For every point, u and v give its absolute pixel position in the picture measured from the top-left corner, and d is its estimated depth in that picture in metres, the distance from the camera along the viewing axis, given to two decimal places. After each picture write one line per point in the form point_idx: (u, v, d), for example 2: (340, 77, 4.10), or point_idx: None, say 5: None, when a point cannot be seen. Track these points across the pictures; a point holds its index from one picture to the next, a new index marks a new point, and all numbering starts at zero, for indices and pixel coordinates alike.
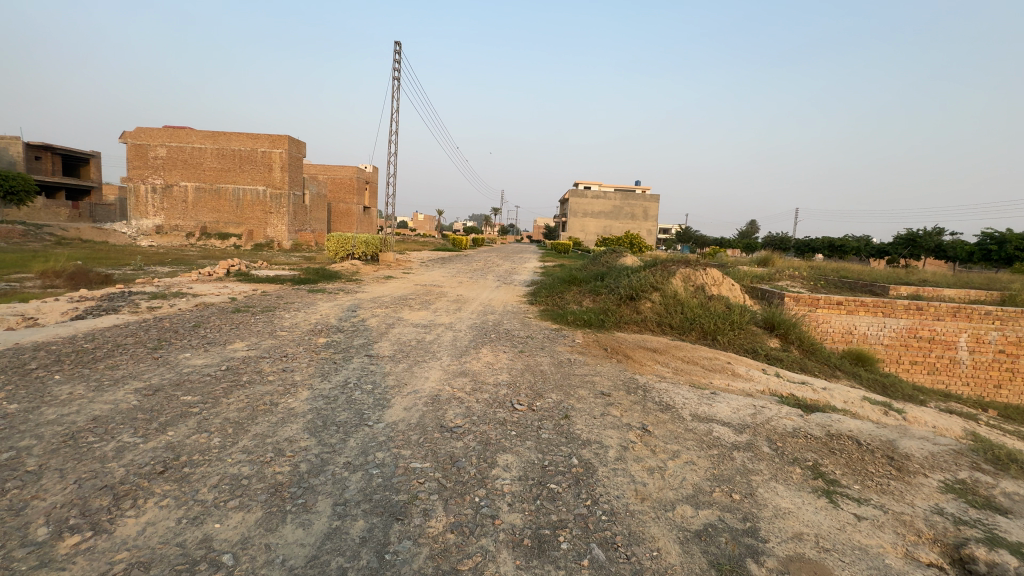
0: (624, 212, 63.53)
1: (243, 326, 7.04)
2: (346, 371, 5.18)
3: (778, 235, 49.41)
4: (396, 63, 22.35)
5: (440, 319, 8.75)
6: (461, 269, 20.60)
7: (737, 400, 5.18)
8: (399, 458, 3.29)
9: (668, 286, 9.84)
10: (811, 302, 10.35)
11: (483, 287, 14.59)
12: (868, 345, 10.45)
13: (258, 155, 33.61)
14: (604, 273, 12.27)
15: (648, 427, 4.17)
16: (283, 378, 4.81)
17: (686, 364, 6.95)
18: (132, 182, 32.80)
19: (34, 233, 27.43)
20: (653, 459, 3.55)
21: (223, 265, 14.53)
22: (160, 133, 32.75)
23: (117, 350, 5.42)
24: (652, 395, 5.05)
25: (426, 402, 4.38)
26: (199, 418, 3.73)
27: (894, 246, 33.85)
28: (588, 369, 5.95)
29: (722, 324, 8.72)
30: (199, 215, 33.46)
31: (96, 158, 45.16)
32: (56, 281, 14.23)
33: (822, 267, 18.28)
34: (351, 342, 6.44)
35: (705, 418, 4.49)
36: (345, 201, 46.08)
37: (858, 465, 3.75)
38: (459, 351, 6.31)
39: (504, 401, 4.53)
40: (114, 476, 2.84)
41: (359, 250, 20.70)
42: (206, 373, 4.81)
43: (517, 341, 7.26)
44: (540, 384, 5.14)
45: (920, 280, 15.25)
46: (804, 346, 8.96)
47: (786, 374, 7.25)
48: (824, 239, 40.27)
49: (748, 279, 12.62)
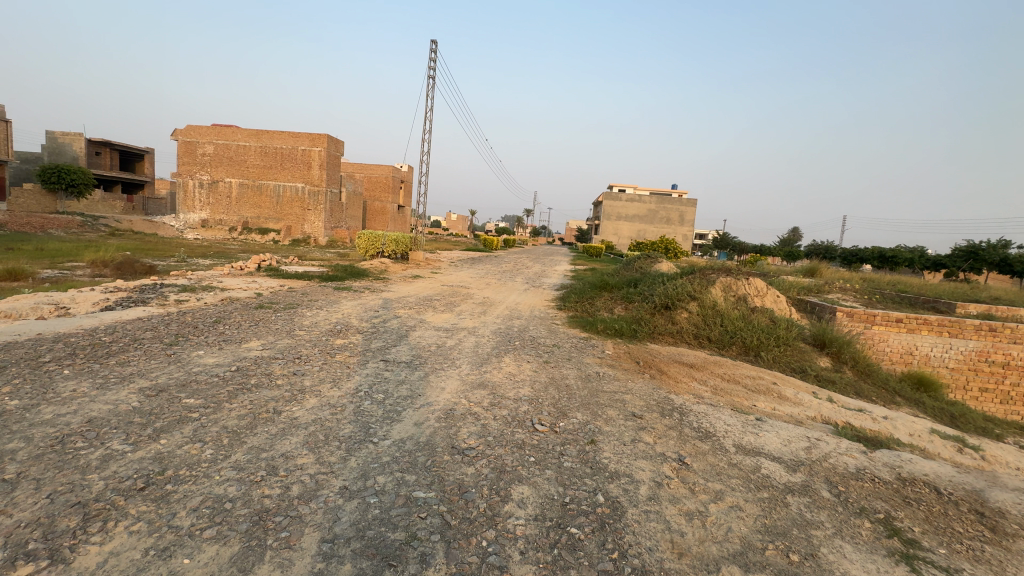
0: (659, 216, 62.04)
1: (262, 324, 6.90)
2: (359, 377, 4.88)
3: (824, 243, 46.98)
4: (433, 62, 22.30)
5: (463, 323, 8.41)
6: (491, 270, 20.31)
7: (788, 429, 4.59)
8: (401, 484, 2.93)
9: (707, 295, 9.22)
10: (866, 319, 9.49)
11: (511, 289, 14.21)
12: (930, 368, 9.51)
13: (298, 153, 34.40)
14: (637, 279, 11.66)
15: (686, 459, 3.68)
16: (292, 383, 4.55)
17: (726, 383, 6.37)
18: (181, 178, 34.19)
19: (91, 223, 28.92)
20: (692, 501, 3.07)
21: (255, 260, 14.69)
22: (207, 130, 34.03)
23: (133, 345, 5.32)
24: (688, 419, 4.54)
25: (439, 418, 4.02)
26: (196, 425, 3.49)
27: (952, 259, 31.55)
28: (618, 385, 5.46)
29: (766, 339, 8.04)
30: (241, 210, 34.51)
31: (150, 155, 47.38)
32: (100, 270, 14.76)
33: (876, 279, 16.98)
34: (368, 346, 6.16)
35: (751, 450, 3.96)
36: (380, 200, 46.76)
37: (942, 522, 3.16)
38: (480, 360, 5.93)
39: (524, 420, 4.12)
40: (91, 491, 2.60)
41: (389, 249, 20.68)
42: (215, 373, 4.62)
43: (542, 350, 6.84)
44: (564, 400, 4.71)
45: (989, 297, 13.92)
46: (858, 367, 8.17)
47: (840, 399, 6.54)
48: (875, 249, 38.01)
49: (795, 290, 11.75)
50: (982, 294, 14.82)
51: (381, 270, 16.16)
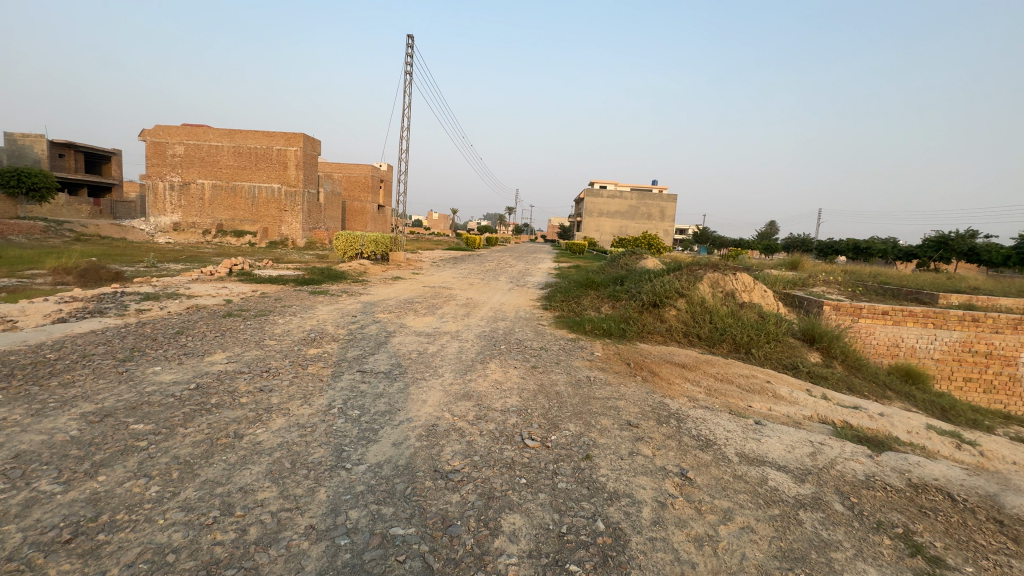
0: (640, 212, 62.42)
1: (229, 334, 6.43)
2: (332, 392, 4.50)
3: (801, 236, 47.87)
4: (410, 57, 21.78)
5: (446, 327, 8.06)
6: (474, 270, 19.95)
7: (789, 434, 4.38)
8: (376, 520, 2.59)
9: (695, 292, 9.04)
10: (853, 312, 9.45)
11: (495, 289, 13.85)
12: (916, 360, 9.51)
13: (273, 152, 33.42)
14: (623, 277, 11.43)
15: (688, 472, 3.42)
16: (257, 401, 4.14)
17: (719, 383, 6.16)
18: (150, 180, 32.90)
19: (55, 228, 27.58)
20: (700, 524, 2.80)
21: (226, 264, 14.03)
22: (178, 130, 32.87)
23: (81, 363, 4.83)
24: (687, 427, 4.28)
25: (420, 436, 3.67)
26: (143, 456, 3.08)
27: (924, 250, 32.43)
28: (611, 391, 5.18)
29: (756, 335, 7.89)
30: (215, 213, 33.39)
31: (117, 156, 45.52)
32: (62, 278, 13.93)
33: (857, 270, 17.14)
34: (344, 355, 5.77)
35: (755, 460, 3.72)
36: (360, 200, 45.93)
37: (964, 534, 2.96)
38: (463, 367, 5.58)
39: (513, 435, 3.80)
40: (4, 548, 2.19)
41: (368, 250, 20.13)
42: (171, 393, 4.18)
43: (529, 354, 6.53)
44: (555, 410, 4.41)
45: (967, 287, 14.11)
46: (848, 361, 8.08)
47: (834, 396, 6.40)
48: (849, 241, 38.83)
49: (781, 284, 11.67)
50: (960, 284, 15.00)
51: (361, 272, 15.66)
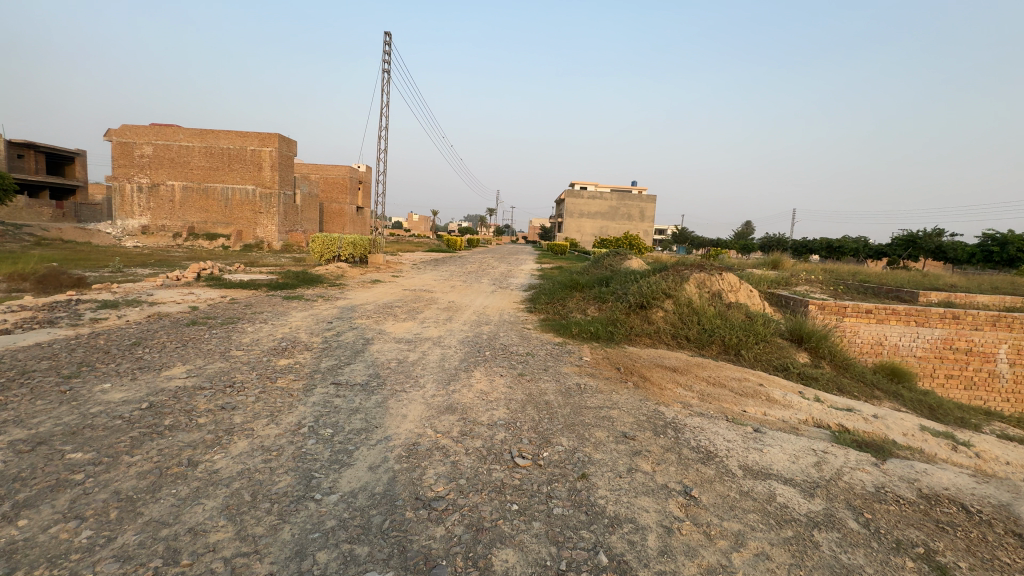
0: (620, 213, 62.80)
1: (193, 344, 5.96)
2: (302, 408, 4.11)
3: (775, 235, 48.78)
4: (387, 54, 21.21)
5: (428, 332, 7.68)
6: (455, 272, 19.54)
7: (791, 442, 4.17)
8: (349, 564, 2.25)
9: (682, 293, 8.87)
10: (838, 311, 9.43)
11: (477, 292, 13.49)
12: (899, 358, 9.54)
13: (247, 153, 32.42)
14: (608, 277, 11.21)
15: (692, 490, 3.16)
16: (217, 421, 3.74)
17: (712, 388, 5.97)
18: (116, 181, 31.52)
19: (13, 232, 26.18)
20: (711, 552, 2.54)
21: (194, 269, 13.35)
22: (146, 130, 31.60)
23: (18, 381, 4.33)
24: (686, 438, 4.04)
25: (399, 457, 3.33)
26: (76, 493, 2.67)
27: (893, 248, 33.30)
28: (603, 399, 4.92)
29: (745, 337, 7.76)
30: (186, 215, 32.19)
31: (81, 157, 43.52)
32: (18, 285, 13.08)
33: (835, 269, 17.33)
34: (317, 366, 5.36)
35: (760, 473, 3.49)
36: (338, 201, 44.98)
37: (988, 552, 2.76)
38: (447, 377, 5.24)
39: (501, 453, 3.49)
40: None
41: (346, 252, 19.52)
42: (118, 415, 3.73)
43: (516, 361, 6.21)
44: (545, 423, 4.11)
45: (942, 284, 14.37)
46: (836, 361, 8.01)
47: (827, 398, 6.26)
48: (823, 240, 39.70)
49: (765, 283, 11.61)
50: (938, 282, 15.21)
51: (338, 276, 15.11)
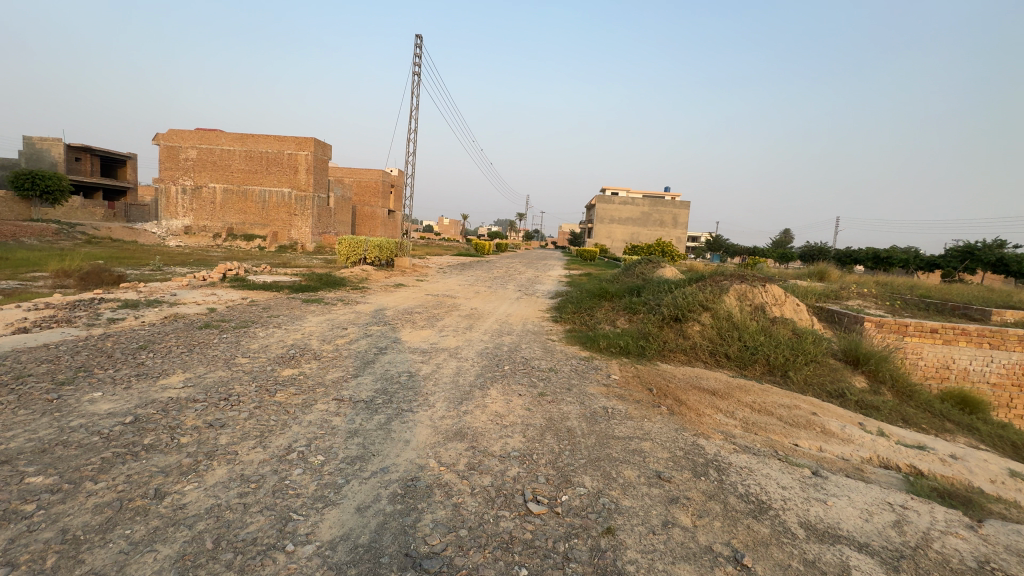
0: (652, 219, 61.39)
1: (199, 349, 5.71)
2: (296, 429, 3.71)
3: (816, 244, 46.49)
4: (418, 56, 21.14)
5: (445, 342, 7.24)
6: (481, 277, 19.20)
7: (859, 492, 3.50)
8: None
9: (721, 305, 8.15)
10: (898, 329, 8.49)
11: (501, 298, 13.02)
12: (970, 384, 8.52)
13: (284, 157, 33.21)
14: (640, 286, 10.55)
15: (743, 557, 2.57)
16: (201, 441, 3.38)
17: (758, 415, 5.29)
18: (162, 183, 32.74)
19: (68, 231, 27.38)
20: None
21: (221, 269, 13.43)
22: (190, 133, 32.73)
23: (11, 386, 4.12)
24: (732, 483, 3.42)
25: (393, 496, 2.86)
26: (17, 530, 2.32)
27: (946, 260, 31.05)
28: (633, 428, 4.34)
29: (792, 357, 7.01)
30: (225, 216, 33.15)
31: (132, 160, 45.75)
32: (59, 282, 13.38)
33: (890, 282, 15.96)
34: (322, 378, 4.99)
35: (829, 537, 2.85)
36: (370, 204, 45.60)
37: None
38: (459, 395, 4.76)
39: (512, 496, 2.98)
40: None
41: (372, 255, 19.38)
42: (97, 430, 3.42)
43: (537, 377, 5.70)
44: (566, 457, 3.58)
45: (1015, 302, 12.96)
46: (898, 388, 7.14)
47: (893, 432, 5.48)
48: (868, 250, 37.49)
49: (812, 297, 10.70)
50: (1009, 299, 13.72)
51: (363, 279, 14.96)
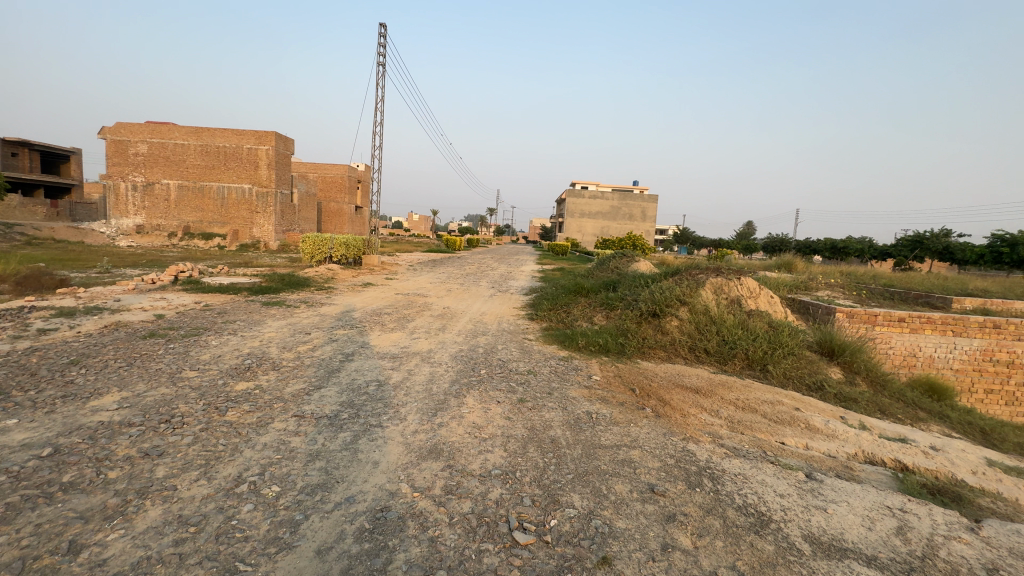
0: (621, 213, 61.95)
1: (141, 362, 5.15)
2: (247, 454, 3.28)
3: (777, 236, 47.92)
4: (382, 47, 20.30)
5: (417, 345, 6.84)
6: (453, 273, 18.77)
7: (857, 496, 3.35)
8: None
9: (699, 299, 8.04)
10: (868, 319, 8.60)
11: (474, 296, 12.62)
12: (935, 370, 8.73)
13: (242, 151, 31.64)
14: (615, 281, 10.38)
15: None
16: (132, 476, 2.91)
17: (742, 413, 5.14)
18: (109, 180, 30.74)
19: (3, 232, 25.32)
20: None
21: (173, 270, 12.54)
22: (141, 128, 30.89)
23: None
24: (729, 494, 3.20)
25: (360, 533, 2.50)
26: None
27: (898, 250, 32.44)
28: (620, 435, 4.08)
29: (771, 350, 6.94)
30: (181, 214, 31.35)
31: (75, 155, 42.85)
32: None
33: (853, 272, 16.35)
34: (281, 391, 4.54)
35: (836, 552, 2.66)
36: (335, 201, 44.21)
37: None
38: (433, 406, 4.40)
39: (496, 525, 2.66)
40: None
41: (338, 253, 18.62)
42: (6, 467, 2.91)
43: (516, 381, 5.39)
44: (552, 473, 3.29)
45: (969, 289, 13.47)
46: (872, 378, 7.19)
47: (873, 425, 5.44)
48: (827, 241, 38.85)
49: (784, 288, 10.78)
50: (963, 286, 14.27)
51: (329, 279, 14.31)
